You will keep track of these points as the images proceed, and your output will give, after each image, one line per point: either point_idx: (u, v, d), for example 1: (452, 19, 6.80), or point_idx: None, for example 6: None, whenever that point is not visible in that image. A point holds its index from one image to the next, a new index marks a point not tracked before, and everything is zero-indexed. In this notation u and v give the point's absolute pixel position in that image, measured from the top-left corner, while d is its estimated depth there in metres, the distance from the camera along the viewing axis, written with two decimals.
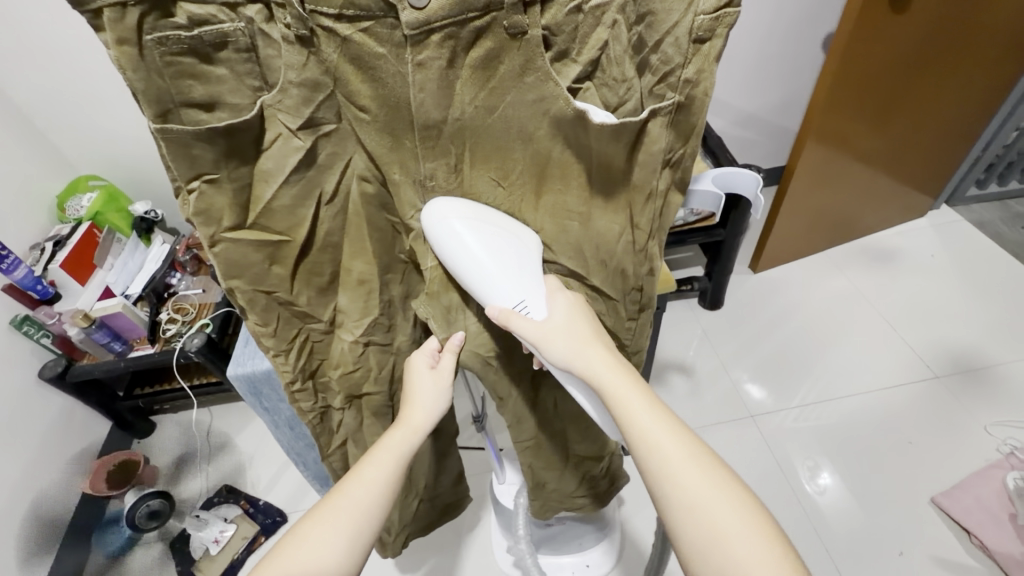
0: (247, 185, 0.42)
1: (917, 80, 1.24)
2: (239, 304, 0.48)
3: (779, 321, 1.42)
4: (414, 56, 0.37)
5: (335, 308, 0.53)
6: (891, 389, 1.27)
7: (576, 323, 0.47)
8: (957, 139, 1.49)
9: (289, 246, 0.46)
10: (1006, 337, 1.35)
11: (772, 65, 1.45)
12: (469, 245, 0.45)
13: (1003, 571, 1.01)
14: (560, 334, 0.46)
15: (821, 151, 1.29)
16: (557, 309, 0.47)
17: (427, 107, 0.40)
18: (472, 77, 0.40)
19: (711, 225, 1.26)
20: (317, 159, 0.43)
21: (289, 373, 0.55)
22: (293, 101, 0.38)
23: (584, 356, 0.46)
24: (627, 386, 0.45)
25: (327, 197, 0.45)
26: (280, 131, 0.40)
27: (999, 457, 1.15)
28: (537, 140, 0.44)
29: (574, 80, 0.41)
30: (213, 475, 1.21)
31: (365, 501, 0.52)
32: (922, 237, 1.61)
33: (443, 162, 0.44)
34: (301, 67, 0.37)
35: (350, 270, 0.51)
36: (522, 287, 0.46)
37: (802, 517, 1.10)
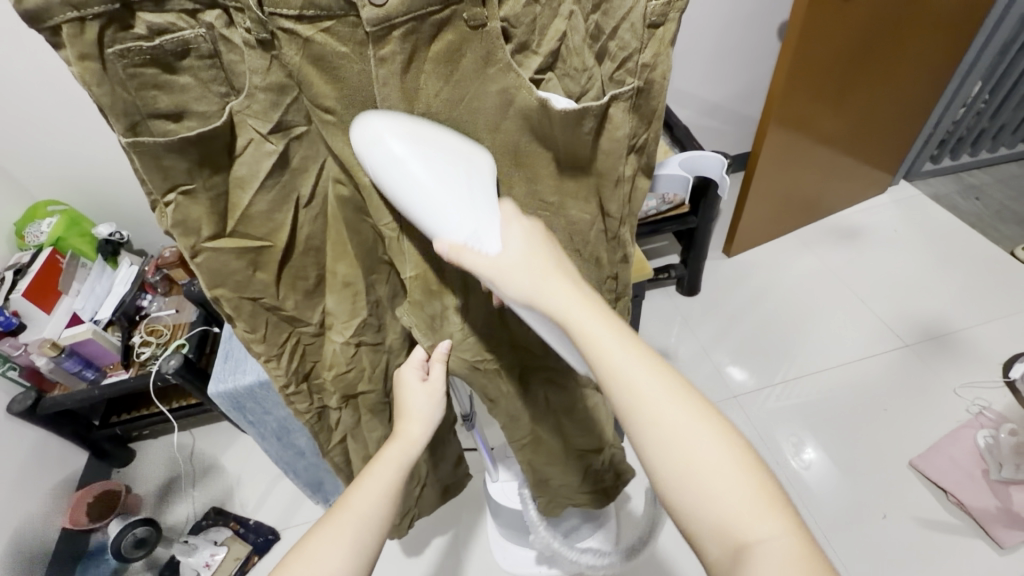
0: (223, 195, 0.40)
1: (870, 61, 1.29)
2: (225, 312, 0.46)
3: (755, 302, 1.46)
4: (377, 53, 0.34)
5: (324, 311, 0.52)
6: (868, 360, 1.32)
7: (535, 250, 0.42)
8: (912, 115, 1.55)
9: (271, 252, 0.44)
10: (970, 305, 1.41)
11: (732, 55, 1.49)
12: (417, 170, 0.37)
13: (980, 526, 1.05)
14: (520, 264, 0.41)
15: (783, 135, 1.32)
16: (513, 241, 0.41)
17: (392, 102, 0.37)
18: (433, 73, 0.37)
19: (683, 213, 1.29)
20: (290, 162, 0.41)
21: (283, 376, 0.55)
22: (261, 106, 0.37)
23: (550, 287, 0.41)
24: (599, 319, 0.41)
25: (305, 201, 0.44)
26: (251, 137, 0.38)
27: (968, 417, 1.20)
28: (504, 131, 0.41)
29: (537, 71, 0.40)
30: (202, 500, 1.18)
31: (369, 512, 0.52)
32: (884, 212, 1.67)
33: None
34: (266, 71, 0.35)
35: (334, 273, 0.50)
36: (475, 217, 0.39)
37: (790, 491, 1.13)
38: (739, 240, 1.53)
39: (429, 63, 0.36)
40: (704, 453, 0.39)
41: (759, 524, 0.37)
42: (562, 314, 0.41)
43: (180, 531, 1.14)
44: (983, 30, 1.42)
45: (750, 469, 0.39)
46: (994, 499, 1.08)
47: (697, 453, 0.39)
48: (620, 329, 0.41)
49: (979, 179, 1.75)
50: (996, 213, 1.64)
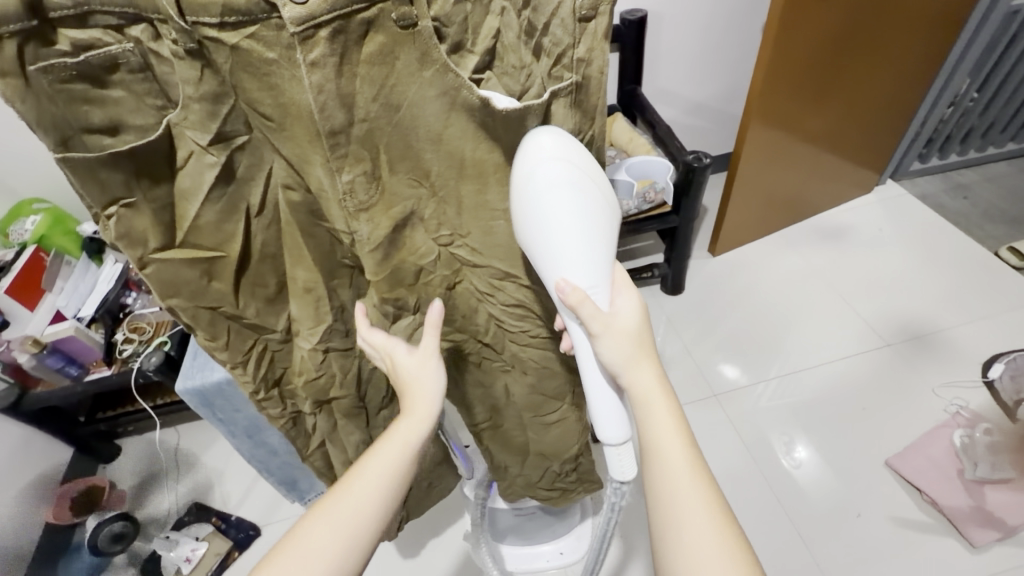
0: (169, 205, 0.41)
1: (850, 57, 1.29)
2: (183, 321, 0.48)
3: (739, 301, 1.47)
4: (306, 57, 0.34)
5: (288, 317, 0.54)
6: (851, 358, 1.33)
7: (639, 338, 0.49)
8: (896, 114, 1.56)
9: (225, 262, 0.46)
10: (953, 304, 1.41)
11: (717, 54, 1.49)
12: (567, 209, 0.42)
13: (953, 525, 1.06)
14: (623, 336, 0.48)
15: (762, 131, 1.32)
16: (625, 312, 0.48)
17: (330, 112, 0.37)
18: (370, 74, 0.37)
19: (664, 212, 1.29)
20: (236, 171, 0.42)
21: (251, 383, 0.56)
22: (197, 117, 0.38)
23: (636, 370, 0.48)
24: (670, 417, 0.49)
25: (256, 210, 0.45)
26: (191, 149, 0.39)
27: (946, 417, 1.20)
28: (447, 140, 0.43)
29: (475, 71, 0.41)
30: (183, 492, 1.20)
31: (365, 501, 0.49)
32: (869, 211, 1.67)
33: (360, 169, 0.41)
34: (198, 81, 0.36)
35: (294, 278, 0.51)
36: (597, 269, 0.45)
37: (766, 490, 1.14)
38: (723, 238, 1.53)
39: (364, 64, 0.37)
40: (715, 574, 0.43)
41: None
42: (637, 390, 0.49)
43: (161, 527, 1.15)
44: (965, 29, 1.43)
45: None
46: (969, 498, 1.08)
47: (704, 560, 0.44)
48: (684, 430, 0.49)
49: (967, 179, 1.75)
50: (982, 213, 1.64)
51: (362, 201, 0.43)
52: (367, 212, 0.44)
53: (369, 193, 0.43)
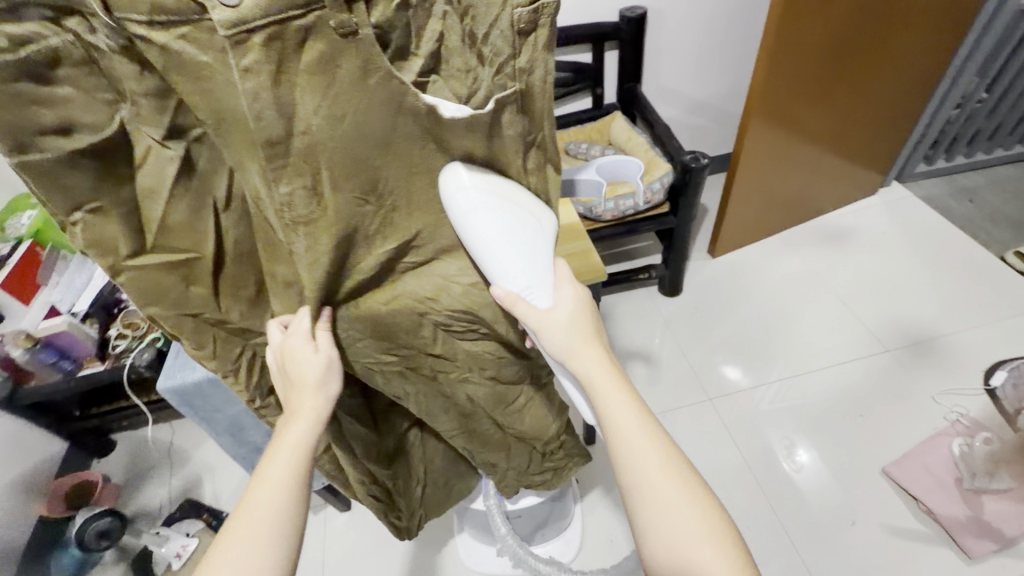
0: (136, 207, 0.40)
1: (852, 56, 1.27)
2: (167, 332, 0.47)
3: (738, 304, 1.45)
4: (238, 62, 0.32)
5: (274, 318, 0.52)
6: (850, 362, 1.31)
7: (577, 325, 0.50)
8: (901, 116, 1.54)
9: (202, 262, 0.45)
10: (956, 310, 1.39)
11: (718, 53, 1.47)
12: (492, 225, 0.44)
13: (948, 534, 1.04)
14: (561, 328, 0.49)
15: (763, 129, 1.30)
16: (562, 305, 0.49)
17: (266, 121, 0.35)
18: (310, 84, 0.35)
19: (661, 213, 1.28)
20: (193, 163, 0.41)
21: (246, 391, 0.56)
22: (148, 112, 0.37)
23: (582, 358, 0.49)
24: (622, 397, 0.49)
25: (223, 203, 0.44)
26: (148, 143, 0.39)
27: (945, 425, 1.18)
28: (394, 146, 0.40)
29: (420, 74, 0.39)
30: (174, 486, 1.21)
31: (274, 505, 0.45)
32: (873, 214, 1.65)
33: (300, 183, 0.38)
34: (140, 77, 0.35)
35: (275, 273, 0.48)
36: (532, 275, 0.47)
37: (759, 495, 1.12)
38: (723, 239, 1.51)
39: (303, 74, 0.34)
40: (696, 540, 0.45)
41: None
42: (586, 378, 0.49)
43: (153, 522, 1.16)
44: (973, 30, 1.40)
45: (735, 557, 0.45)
46: (965, 508, 1.07)
47: (683, 531, 0.46)
48: (641, 406, 0.49)
49: (974, 181, 1.72)
50: (989, 217, 1.61)
51: (301, 215, 0.40)
52: (307, 226, 0.41)
53: (310, 208, 0.40)
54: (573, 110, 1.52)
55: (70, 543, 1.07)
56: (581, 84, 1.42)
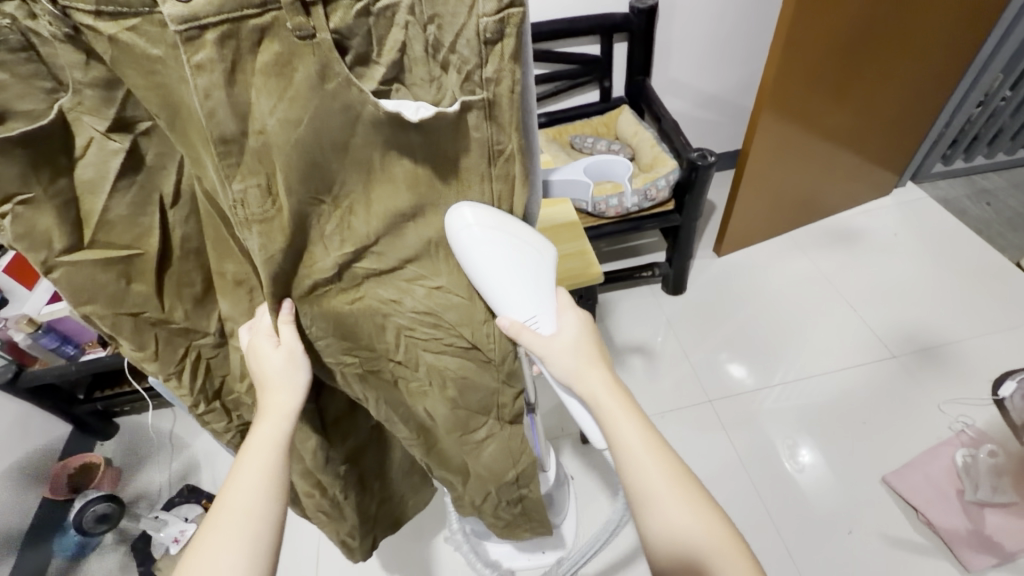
0: (73, 201, 0.39)
1: (869, 51, 1.23)
2: (104, 330, 0.45)
3: (744, 303, 1.42)
4: (188, 58, 0.31)
5: (219, 318, 0.52)
6: (856, 368, 1.28)
7: (580, 348, 0.51)
8: (919, 112, 1.48)
9: (143, 259, 0.44)
10: (968, 316, 1.35)
11: (730, 44, 1.42)
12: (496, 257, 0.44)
13: (947, 546, 1.03)
14: (565, 353, 0.50)
15: (774, 124, 1.26)
16: (566, 329, 0.51)
17: (219, 118, 0.33)
18: (266, 86, 0.33)
19: (667, 210, 1.25)
20: (142, 158, 0.41)
21: (189, 396, 0.54)
22: (92, 102, 0.36)
23: (586, 377, 0.50)
24: (627, 416, 0.48)
25: (170, 201, 0.43)
26: (91, 135, 0.37)
27: (950, 435, 1.16)
28: (354, 149, 0.39)
29: (381, 83, 0.38)
30: (173, 469, 1.23)
31: (252, 504, 0.46)
32: (886, 215, 1.60)
33: (254, 182, 0.37)
34: (85, 67, 0.34)
35: (223, 271, 0.48)
36: (533, 304, 0.49)
37: (756, 499, 1.11)
38: (729, 239, 1.48)
39: (259, 74, 0.33)
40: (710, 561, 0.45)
41: None
42: (592, 400, 0.49)
43: (151, 507, 1.17)
44: (998, 26, 1.35)
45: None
46: (966, 521, 1.05)
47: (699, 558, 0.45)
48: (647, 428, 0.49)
49: (993, 183, 1.66)
50: (1007, 220, 1.56)
51: (255, 213, 0.38)
52: (261, 224, 0.39)
53: (265, 207, 0.38)
54: (580, 102, 1.49)
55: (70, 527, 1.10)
56: (590, 76, 1.39)
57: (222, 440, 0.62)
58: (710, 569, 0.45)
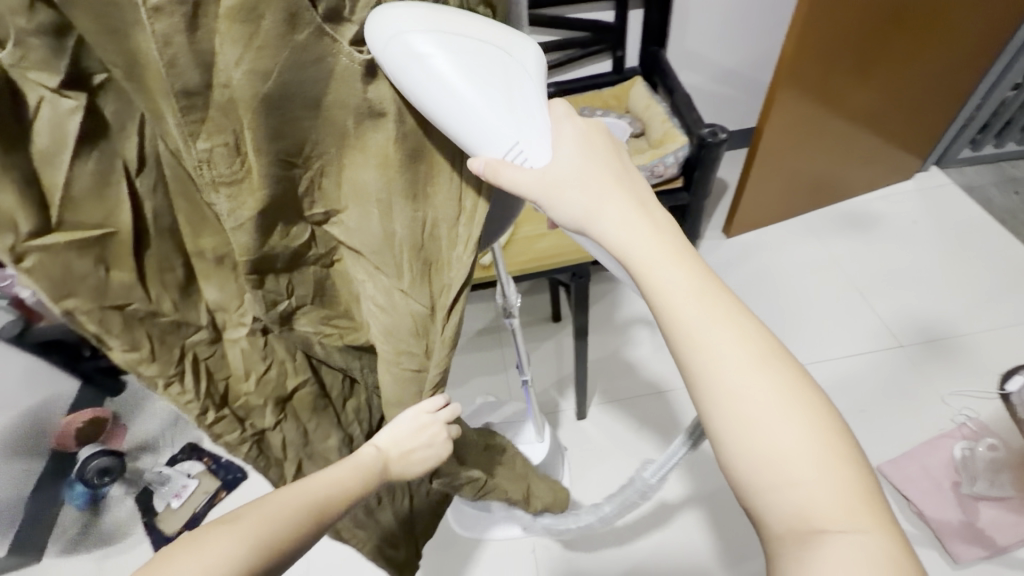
0: (31, 178, 0.29)
1: (902, 24, 1.16)
2: (88, 330, 0.34)
3: (754, 286, 1.39)
4: (145, 0, 0.27)
5: (211, 308, 0.40)
6: (861, 356, 1.26)
7: (596, 162, 0.38)
8: (949, 93, 1.41)
9: (119, 240, 0.33)
10: (982, 308, 1.31)
11: (752, 15, 1.36)
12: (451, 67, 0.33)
13: (937, 537, 1.02)
14: (567, 185, 0.37)
15: (792, 100, 1.20)
16: (564, 152, 0.38)
17: (182, 70, 0.29)
18: (231, 32, 0.29)
19: (675, 188, 1.22)
20: (106, 123, 0.31)
21: (197, 404, 0.42)
22: (40, 55, 0.27)
23: (608, 213, 0.37)
24: (669, 255, 0.36)
25: (135, 167, 0.33)
26: (40, 96, 0.28)
27: (951, 427, 1.14)
28: (328, 109, 0.35)
29: (355, 42, 0.33)
30: (165, 419, 1.26)
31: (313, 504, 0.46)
32: (905, 201, 1.55)
33: (221, 140, 0.32)
34: (30, 11, 0.26)
35: (201, 251, 0.38)
36: (518, 122, 0.36)
37: None
38: (739, 220, 1.44)
39: (223, 19, 0.29)
40: (782, 441, 0.34)
41: (843, 525, 0.33)
42: (618, 248, 0.37)
43: (153, 463, 1.19)
44: None
45: (842, 460, 0.34)
46: (960, 513, 1.04)
47: (770, 439, 0.34)
48: (695, 273, 0.36)
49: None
50: None
51: (223, 174, 0.33)
52: (231, 187, 0.34)
53: (232, 168, 0.33)
54: (591, 73, 1.43)
55: (76, 480, 1.13)
56: (602, 45, 1.33)
57: (238, 455, 0.50)
58: (786, 451, 0.34)
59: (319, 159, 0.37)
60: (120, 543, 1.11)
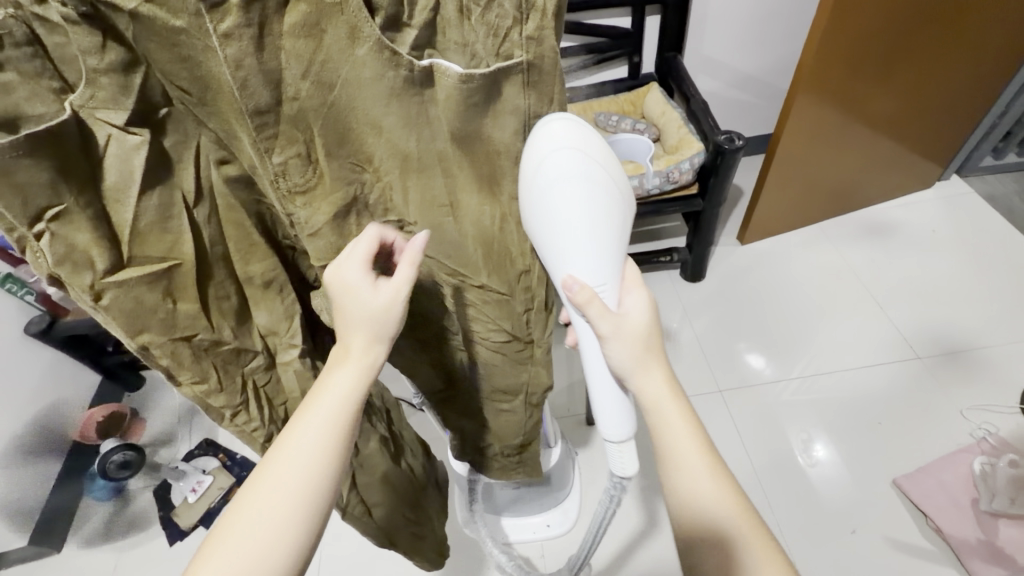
0: (103, 212, 0.33)
1: (928, 31, 1.15)
2: (160, 365, 0.39)
3: (767, 294, 1.38)
4: (216, 27, 0.28)
5: (262, 333, 0.45)
6: (877, 366, 1.24)
7: (648, 338, 0.46)
8: (973, 100, 1.39)
9: (183, 270, 0.37)
10: (1005, 321, 1.29)
11: (773, 22, 1.36)
12: (571, 201, 0.38)
13: (957, 556, 1.00)
14: (633, 335, 0.45)
15: (812, 107, 1.19)
16: (635, 310, 0.45)
17: (253, 89, 0.30)
18: (297, 48, 0.30)
19: (690, 195, 1.21)
20: (167, 155, 0.34)
21: (262, 431, 0.48)
22: (108, 94, 0.30)
23: (649, 373, 0.46)
24: (676, 412, 0.47)
25: (193, 199, 0.36)
26: (107, 133, 0.31)
27: (970, 441, 1.12)
28: (388, 131, 0.36)
29: (414, 47, 0.34)
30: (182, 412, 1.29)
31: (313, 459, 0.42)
32: (926, 209, 1.53)
33: (295, 151, 0.34)
34: (101, 51, 0.28)
35: (251, 276, 0.42)
36: (605, 264, 0.42)
37: (758, 494, 1.09)
38: (754, 228, 1.44)
39: (287, 36, 0.30)
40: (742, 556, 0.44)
41: None
42: (648, 395, 0.46)
43: (170, 458, 1.22)
44: None
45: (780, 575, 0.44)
46: (979, 531, 1.02)
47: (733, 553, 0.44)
48: (693, 418, 0.48)
49: None
50: None
51: (298, 184, 0.35)
52: (305, 196, 0.36)
53: (308, 176, 0.35)
54: (608, 78, 1.43)
55: (97, 475, 1.15)
56: (620, 51, 1.34)
57: None
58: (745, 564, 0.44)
59: (389, 172, 0.38)
60: (141, 534, 1.13)
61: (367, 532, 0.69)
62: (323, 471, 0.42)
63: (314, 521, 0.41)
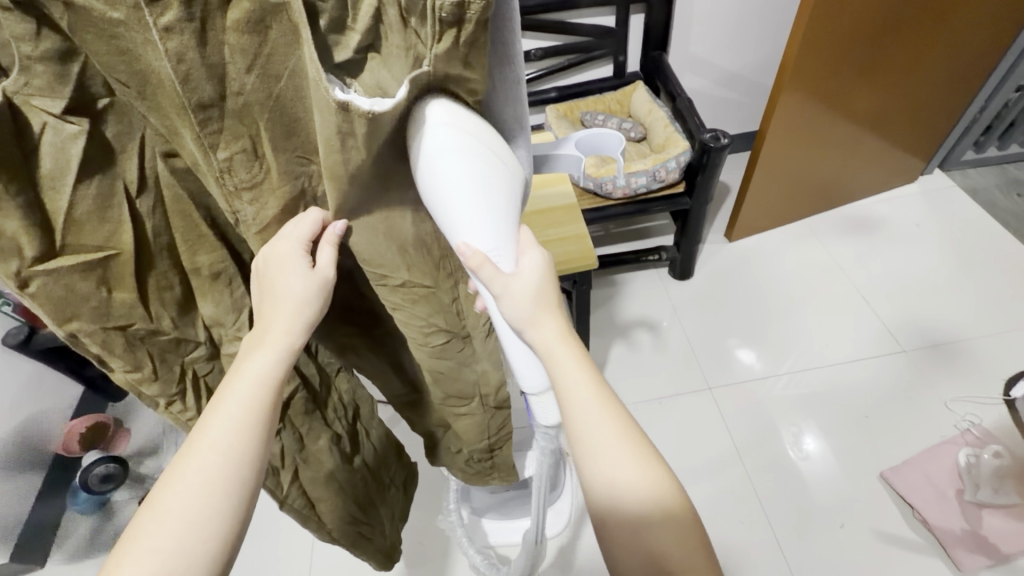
0: (37, 202, 0.31)
1: (908, 25, 1.16)
2: (91, 353, 0.38)
3: (750, 291, 1.39)
4: (156, 21, 0.27)
5: (207, 323, 0.44)
6: (863, 361, 1.25)
7: (542, 293, 0.41)
8: (953, 95, 1.41)
9: (122, 261, 0.36)
10: (985, 312, 1.31)
11: (757, 20, 1.36)
12: (455, 178, 0.33)
13: (943, 546, 1.01)
14: (526, 297, 0.40)
15: (795, 103, 1.20)
16: (528, 272, 0.40)
17: (196, 83, 0.29)
18: (240, 43, 0.29)
19: (676, 193, 1.21)
20: (108, 146, 0.33)
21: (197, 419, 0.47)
22: (44, 81, 0.28)
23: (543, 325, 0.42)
24: (583, 387, 0.42)
25: (136, 189, 0.35)
26: (43, 121, 0.29)
27: (954, 433, 1.14)
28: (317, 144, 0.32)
29: (358, 50, 0.33)
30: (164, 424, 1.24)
31: (230, 450, 0.38)
32: (909, 204, 1.54)
33: (239, 146, 0.33)
34: (36, 38, 0.27)
35: (198, 267, 0.40)
36: (502, 227, 0.36)
37: (748, 492, 1.10)
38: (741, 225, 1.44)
39: (231, 32, 0.29)
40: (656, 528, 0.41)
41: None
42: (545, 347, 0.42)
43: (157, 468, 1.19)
44: None
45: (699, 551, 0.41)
46: (963, 521, 1.04)
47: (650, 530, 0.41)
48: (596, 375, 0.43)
49: None
50: None
51: (244, 180, 0.34)
52: (252, 191, 0.35)
53: (253, 172, 0.34)
54: (592, 77, 1.43)
55: (79, 490, 1.12)
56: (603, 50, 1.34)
57: None
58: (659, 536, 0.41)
59: None
60: None
61: (312, 526, 0.68)
62: (248, 461, 0.38)
63: (234, 519, 0.37)
